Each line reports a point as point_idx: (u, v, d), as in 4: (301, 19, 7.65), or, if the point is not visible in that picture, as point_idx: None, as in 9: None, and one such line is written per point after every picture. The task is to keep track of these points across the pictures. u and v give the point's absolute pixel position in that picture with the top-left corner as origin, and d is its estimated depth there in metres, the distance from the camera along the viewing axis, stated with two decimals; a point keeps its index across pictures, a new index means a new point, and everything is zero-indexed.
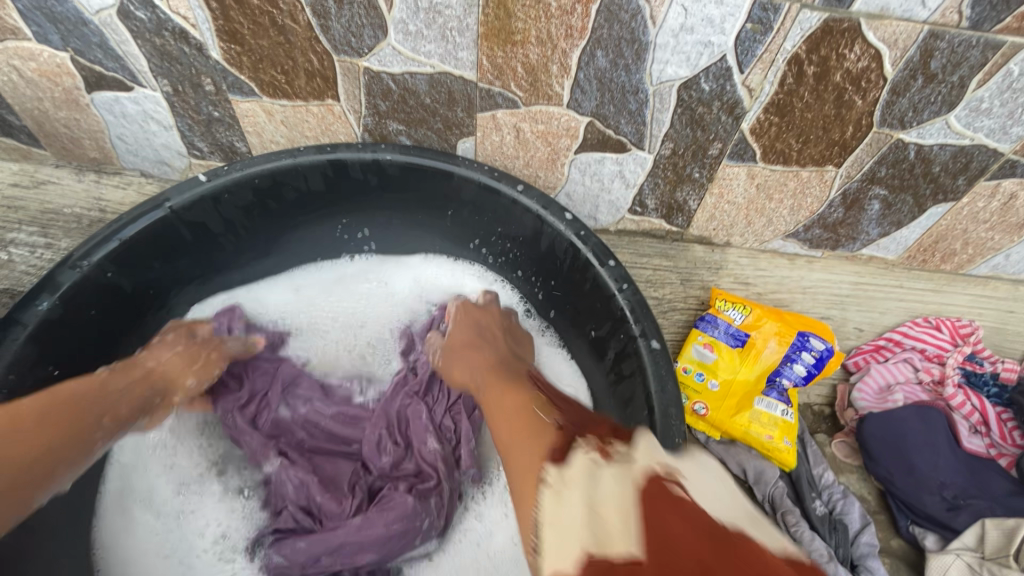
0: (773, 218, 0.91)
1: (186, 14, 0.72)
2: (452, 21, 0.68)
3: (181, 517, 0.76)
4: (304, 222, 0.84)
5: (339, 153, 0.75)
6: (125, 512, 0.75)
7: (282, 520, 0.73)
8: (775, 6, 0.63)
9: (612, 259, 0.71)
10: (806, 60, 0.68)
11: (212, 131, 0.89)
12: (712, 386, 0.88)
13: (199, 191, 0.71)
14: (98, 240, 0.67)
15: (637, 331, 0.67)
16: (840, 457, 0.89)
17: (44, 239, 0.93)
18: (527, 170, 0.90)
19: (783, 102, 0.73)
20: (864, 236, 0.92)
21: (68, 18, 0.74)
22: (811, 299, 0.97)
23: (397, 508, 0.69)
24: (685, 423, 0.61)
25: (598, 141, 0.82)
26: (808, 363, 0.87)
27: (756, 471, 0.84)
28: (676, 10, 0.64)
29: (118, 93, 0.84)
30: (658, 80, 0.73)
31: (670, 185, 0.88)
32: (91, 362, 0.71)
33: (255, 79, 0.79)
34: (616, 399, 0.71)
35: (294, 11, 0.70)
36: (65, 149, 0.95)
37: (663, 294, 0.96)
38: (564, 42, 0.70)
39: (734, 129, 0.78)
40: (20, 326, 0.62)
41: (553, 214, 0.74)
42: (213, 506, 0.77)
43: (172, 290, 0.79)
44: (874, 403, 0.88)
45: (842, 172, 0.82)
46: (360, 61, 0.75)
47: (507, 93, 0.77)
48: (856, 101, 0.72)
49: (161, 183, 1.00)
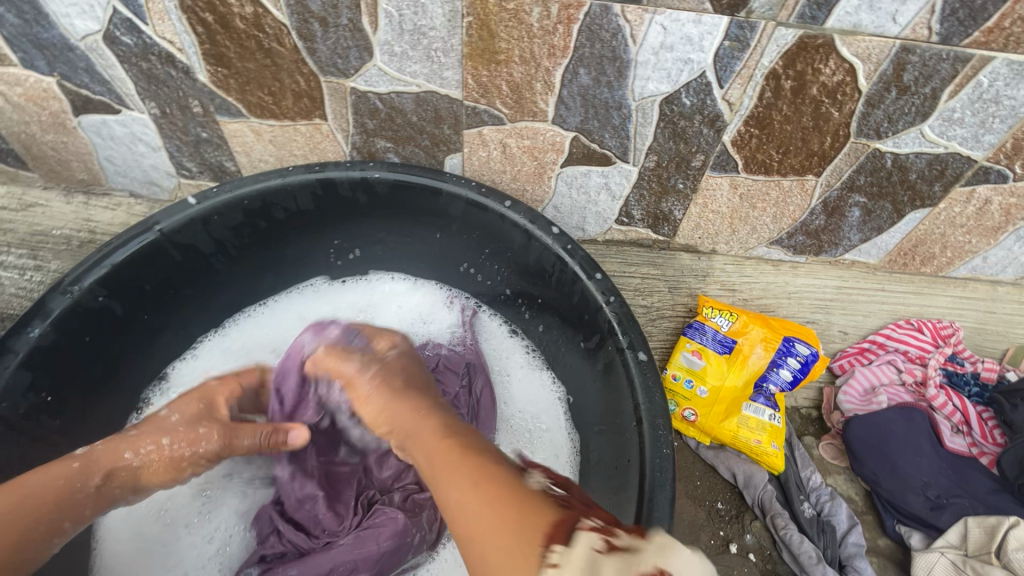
0: (757, 226, 0.93)
1: (172, 39, 0.72)
2: (436, 42, 0.70)
3: (188, 527, 0.77)
4: (296, 242, 0.85)
5: (327, 172, 0.76)
6: (135, 521, 0.76)
7: (269, 546, 0.74)
8: (751, 24, 0.64)
9: (598, 272, 0.72)
10: (783, 74, 0.69)
11: (201, 151, 0.89)
12: (701, 393, 0.89)
13: (188, 214, 0.72)
14: (89, 264, 0.67)
15: (624, 342, 0.68)
16: (828, 459, 0.90)
17: (33, 261, 0.93)
18: (515, 184, 0.91)
19: (762, 115, 0.75)
20: (845, 242, 0.94)
21: (54, 44, 0.74)
22: (796, 304, 0.99)
23: (389, 525, 0.72)
24: (672, 433, 0.62)
25: (584, 155, 0.83)
26: (794, 368, 0.89)
27: (745, 475, 0.85)
28: (656, 29, 0.66)
29: (105, 116, 0.84)
30: (640, 96, 0.74)
31: (655, 196, 0.89)
32: (87, 386, 0.72)
33: (242, 100, 0.80)
34: (606, 408, 0.72)
35: (280, 35, 0.71)
36: (53, 171, 0.95)
37: (652, 302, 0.97)
38: (547, 60, 0.71)
39: (716, 142, 0.79)
40: (12, 354, 0.62)
41: (540, 228, 0.75)
42: (220, 516, 0.78)
43: (167, 316, 0.79)
44: (859, 405, 0.90)
45: (822, 181, 0.84)
46: (347, 82, 0.76)
47: (493, 110, 0.78)
48: (833, 113, 0.73)
49: (151, 203, 1.00)
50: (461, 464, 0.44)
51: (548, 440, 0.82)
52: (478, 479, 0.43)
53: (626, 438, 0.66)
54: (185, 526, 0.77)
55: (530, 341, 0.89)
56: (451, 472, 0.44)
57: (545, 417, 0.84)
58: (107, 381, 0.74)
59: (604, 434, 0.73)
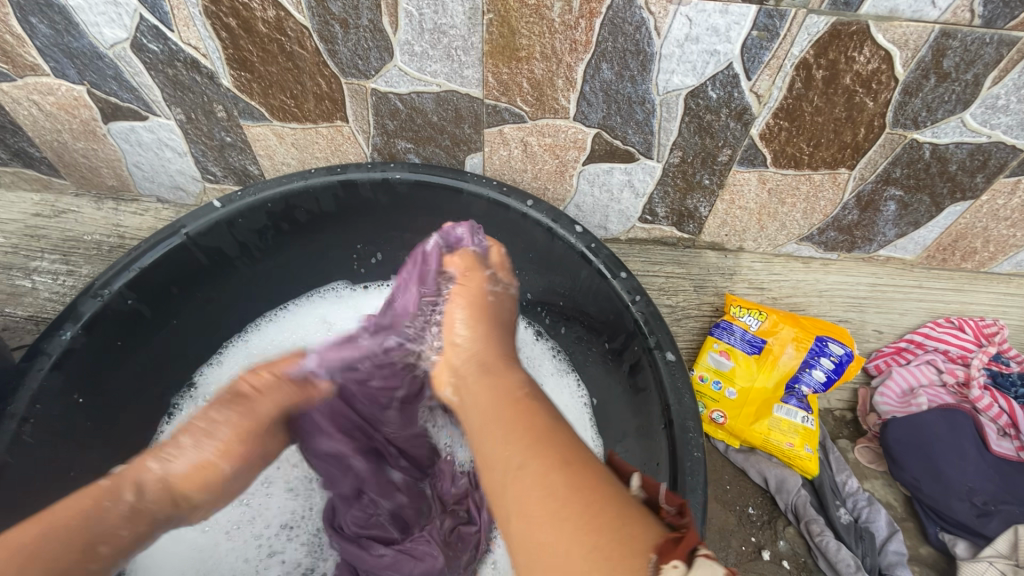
0: (786, 222, 0.90)
1: (197, 45, 0.73)
2: (456, 40, 0.69)
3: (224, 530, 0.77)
4: (319, 245, 0.85)
5: (349, 174, 0.76)
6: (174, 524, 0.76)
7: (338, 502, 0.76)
8: (780, 12, 0.62)
9: (623, 271, 0.71)
10: (815, 64, 0.67)
11: (226, 156, 0.91)
12: (729, 395, 0.87)
13: (214, 217, 0.73)
14: (118, 268, 0.68)
15: (652, 342, 0.66)
16: (864, 463, 0.87)
17: (66, 266, 0.95)
18: (536, 183, 0.90)
19: (793, 107, 0.72)
20: (880, 238, 0.91)
21: (84, 53, 0.76)
22: (828, 303, 0.95)
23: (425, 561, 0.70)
24: (703, 435, 0.60)
25: (606, 152, 0.82)
26: (828, 368, 0.85)
27: (777, 479, 0.82)
28: (680, 21, 0.64)
29: (133, 123, 0.86)
30: (665, 90, 0.72)
31: (680, 192, 0.87)
32: (118, 388, 0.73)
33: (265, 104, 0.81)
34: (634, 411, 0.70)
35: (302, 38, 0.71)
36: (84, 178, 0.97)
37: (677, 301, 0.95)
38: (569, 56, 0.70)
39: (744, 136, 0.77)
40: (45, 356, 0.63)
41: (563, 226, 0.74)
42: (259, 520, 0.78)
43: (195, 319, 0.80)
44: (897, 407, 0.86)
45: (856, 174, 0.81)
46: (367, 83, 0.76)
47: (514, 108, 0.77)
48: (867, 103, 0.71)
49: (177, 208, 1.02)
50: (544, 456, 0.43)
51: None
52: (558, 469, 0.42)
53: (655, 442, 0.65)
54: (225, 531, 0.77)
55: (556, 345, 0.87)
56: (532, 461, 0.43)
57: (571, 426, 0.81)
58: (137, 383, 0.76)
59: (631, 437, 0.71)
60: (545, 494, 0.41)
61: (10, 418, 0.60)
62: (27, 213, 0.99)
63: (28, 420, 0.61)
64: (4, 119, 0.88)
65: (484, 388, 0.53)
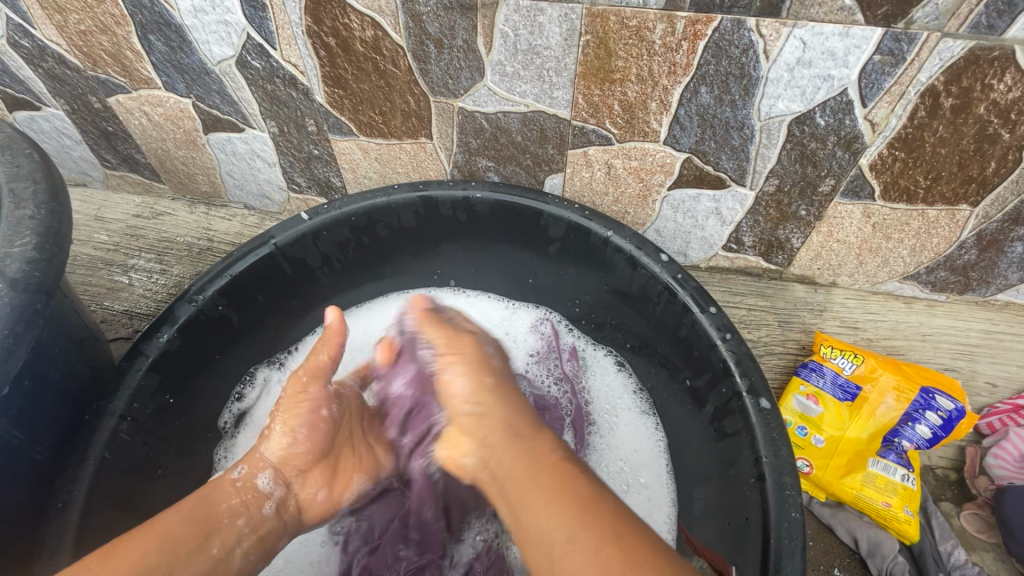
0: (890, 259, 0.83)
1: (297, 63, 0.76)
2: (550, 61, 0.68)
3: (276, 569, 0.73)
4: (396, 260, 0.85)
5: (431, 191, 0.76)
6: None
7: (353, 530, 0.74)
8: (910, 36, 0.57)
9: (713, 306, 0.67)
10: (944, 91, 0.61)
11: (311, 168, 0.93)
12: (816, 442, 0.80)
13: (301, 229, 0.75)
14: (212, 275, 0.71)
15: (744, 385, 0.62)
16: (970, 531, 0.77)
17: (159, 265, 1.00)
18: (616, 207, 0.87)
19: (912, 136, 0.66)
20: (999, 281, 0.82)
21: (193, 68, 0.80)
22: (932, 348, 0.87)
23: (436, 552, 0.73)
24: (802, 494, 0.55)
25: (695, 178, 0.78)
26: (933, 424, 0.77)
27: (870, 542, 0.74)
28: (794, 44, 0.60)
29: (231, 134, 0.90)
30: (767, 115, 0.68)
31: (772, 223, 0.82)
32: (206, 396, 0.76)
33: (354, 120, 0.83)
34: (717, 457, 0.66)
35: (396, 57, 0.72)
36: (181, 183, 1.03)
37: (760, 336, 0.89)
38: (666, 79, 0.67)
39: (851, 165, 0.71)
40: (143, 356, 0.66)
41: (647, 254, 0.71)
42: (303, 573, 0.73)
43: (276, 327, 0.82)
44: (1015, 473, 0.76)
45: (979, 211, 0.73)
46: (455, 102, 0.76)
47: (602, 130, 0.75)
48: (1002, 135, 0.64)
49: (262, 215, 1.06)
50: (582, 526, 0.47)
51: (647, 494, 0.75)
52: (563, 505, 0.49)
53: (743, 495, 0.60)
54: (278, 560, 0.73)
55: (639, 380, 0.82)
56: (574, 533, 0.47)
57: (643, 468, 0.77)
58: (233, 395, 0.81)
59: (715, 487, 0.66)
60: (574, 550, 0.46)
61: (111, 415, 0.63)
62: (129, 214, 1.06)
63: (125, 417, 0.64)
64: (117, 127, 0.94)
65: (513, 454, 0.55)
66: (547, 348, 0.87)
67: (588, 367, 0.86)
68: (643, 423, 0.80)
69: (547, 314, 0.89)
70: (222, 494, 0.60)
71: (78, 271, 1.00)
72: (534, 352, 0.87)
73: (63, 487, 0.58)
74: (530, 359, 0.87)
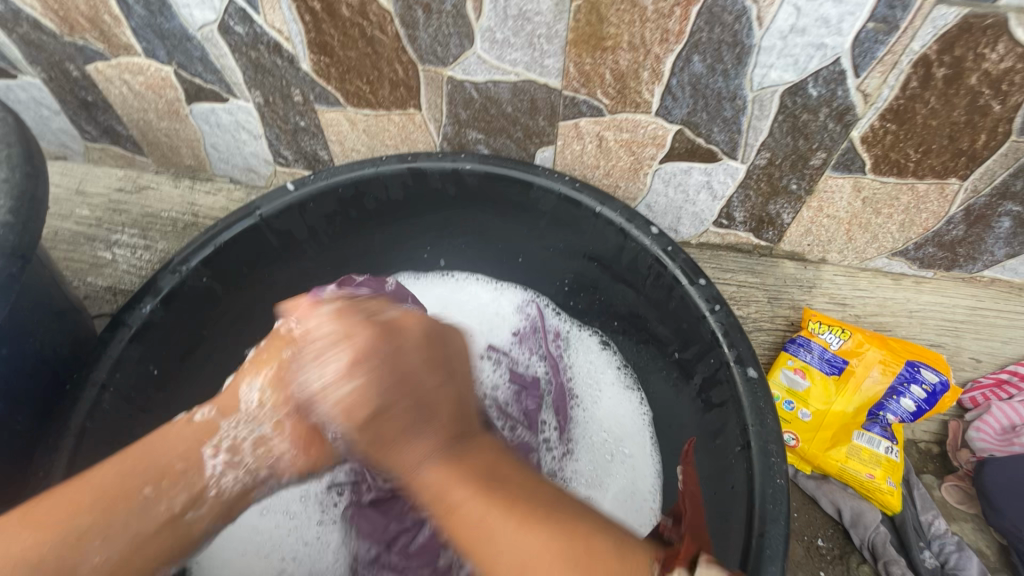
0: (879, 234, 0.84)
1: (281, 28, 0.74)
2: (541, 27, 0.66)
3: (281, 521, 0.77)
4: (384, 234, 0.84)
5: (419, 162, 0.75)
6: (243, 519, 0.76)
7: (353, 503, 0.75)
8: (904, 2, 0.56)
9: (703, 277, 0.66)
10: (937, 61, 0.60)
11: (298, 140, 0.91)
12: (803, 416, 0.81)
13: (287, 199, 0.73)
14: (196, 245, 0.70)
15: (731, 355, 0.62)
16: (951, 502, 0.78)
17: (144, 240, 0.98)
18: (607, 181, 0.86)
19: (903, 108, 0.66)
20: (987, 257, 0.83)
21: (174, 34, 0.78)
22: (918, 324, 0.87)
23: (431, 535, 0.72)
24: (786, 462, 0.56)
25: (686, 151, 0.78)
26: (918, 398, 0.78)
27: (853, 512, 0.76)
28: (787, 10, 0.59)
29: (214, 104, 0.88)
30: (759, 86, 0.68)
31: (763, 197, 0.82)
32: (192, 370, 0.76)
33: (341, 89, 0.81)
34: (704, 427, 0.66)
35: (383, 23, 0.70)
36: (165, 157, 1.01)
37: (748, 312, 0.90)
38: (659, 47, 0.66)
39: (842, 138, 0.71)
40: (125, 327, 0.65)
41: (637, 227, 0.71)
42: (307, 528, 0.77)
43: (261, 301, 0.81)
44: (996, 445, 0.77)
45: (968, 186, 0.73)
46: (445, 70, 0.75)
47: (593, 101, 0.74)
48: (993, 106, 0.64)
49: (248, 189, 1.04)
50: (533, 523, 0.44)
51: (630, 463, 0.77)
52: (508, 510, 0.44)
53: (729, 464, 0.60)
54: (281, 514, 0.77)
55: (626, 357, 0.83)
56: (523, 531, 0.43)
57: (628, 439, 0.78)
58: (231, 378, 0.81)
59: (700, 458, 0.67)
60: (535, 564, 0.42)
61: (91, 385, 0.62)
62: (111, 188, 1.04)
63: (107, 388, 0.63)
64: (96, 97, 0.92)
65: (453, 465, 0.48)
66: (533, 325, 0.88)
67: (574, 346, 0.87)
68: (627, 397, 0.81)
69: (534, 296, 0.90)
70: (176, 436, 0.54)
71: (60, 246, 0.98)
72: (517, 329, 0.88)
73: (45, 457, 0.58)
74: (518, 336, 0.87)
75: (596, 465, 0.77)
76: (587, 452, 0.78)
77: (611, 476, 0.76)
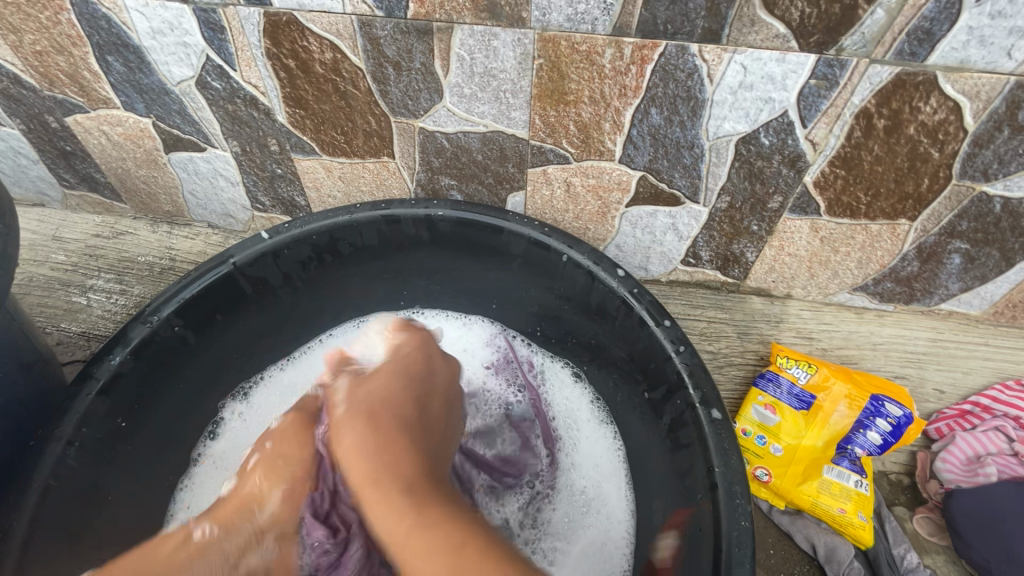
0: (839, 271, 0.87)
1: (257, 83, 0.76)
2: (506, 83, 0.70)
3: None
4: (360, 277, 0.85)
5: (393, 210, 0.77)
6: None
7: None
8: (841, 62, 0.60)
9: (667, 319, 0.68)
10: (876, 113, 0.64)
11: (275, 186, 0.93)
12: (775, 451, 0.82)
13: (261, 248, 0.74)
14: (168, 295, 0.70)
15: (697, 397, 0.63)
16: (923, 534, 0.79)
17: (119, 285, 0.98)
18: (577, 223, 0.89)
19: (850, 155, 0.70)
20: (942, 291, 0.87)
21: (153, 89, 0.80)
22: (882, 357, 0.90)
23: None
24: (752, 502, 0.57)
25: (650, 195, 0.81)
26: (883, 430, 0.79)
27: (827, 547, 0.76)
28: (735, 68, 0.63)
29: (193, 153, 0.90)
30: (715, 135, 0.71)
31: (726, 237, 0.85)
32: (161, 421, 0.75)
33: (316, 139, 0.83)
34: (673, 467, 0.67)
35: (356, 79, 0.73)
36: (143, 203, 1.02)
37: (719, 347, 0.91)
38: (618, 101, 0.69)
39: (796, 182, 0.75)
40: (94, 380, 0.65)
41: (604, 269, 0.73)
42: None
43: (233, 347, 0.81)
44: (962, 476, 0.79)
45: (917, 225, 0.77)
46: (416, 122, 0.78)
47: (559, 149, 0.77)
48: (932, 153, 0.67)
49: (226, 233, 1.05)
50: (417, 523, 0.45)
51: (605, 510, 0.76)
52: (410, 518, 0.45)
53: (698, 506, 0.61)
54: None
55: (599, 395, 0.84)
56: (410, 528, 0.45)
57: (604, 482, 0.78)
58: (206, 434, 0.81)
59: (671, 499, 0.67)
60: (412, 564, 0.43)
61: (57, 440, 0.61)
62: (88, 234, 1.04)
63: (73, 443, 0.62)
64: (75, 147, 0.93)
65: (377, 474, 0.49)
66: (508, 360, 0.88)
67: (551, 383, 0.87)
68: (601, 434, 0.81)
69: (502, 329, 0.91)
70: (172, 551, 0.51)
71: (33, 293, 0.97)
72: (491, 363, 0.88)
73: (4, 518, 0.57)
74: (492, 369, 0.88)
75: (570, 515, 0.76)
76: (565, 500, 0.77)
77: (583, 525, 0.75)
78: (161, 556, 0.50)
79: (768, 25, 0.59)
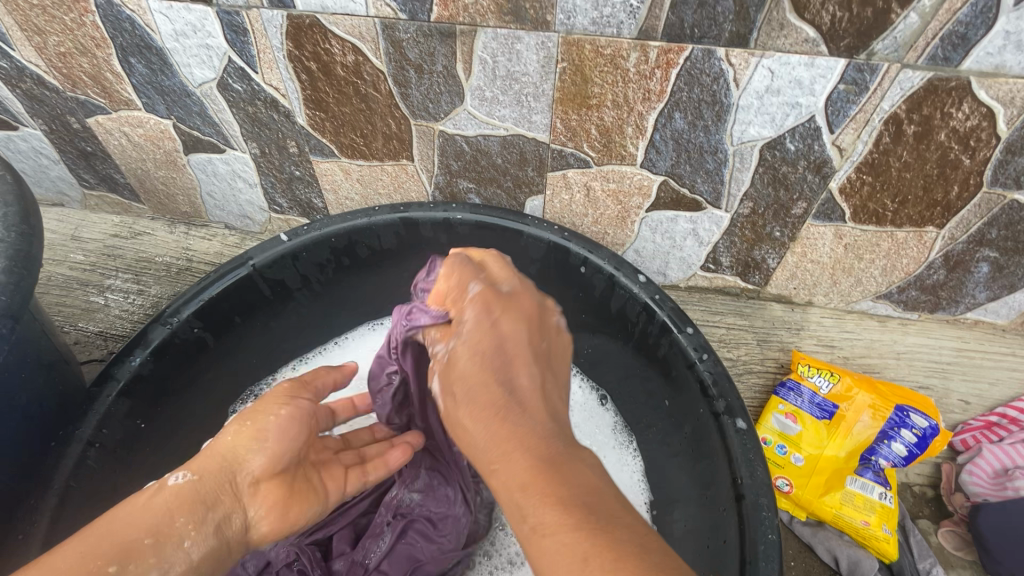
0: (862, 278, 0.86)
1: (278, 86, 0.76)
2: (529, 87, 0.69)
3: None
4: (377, 279, 0.85)
5: (411, 213, 0.77)
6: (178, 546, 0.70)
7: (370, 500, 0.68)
8: (872, 66, 0.59)
9: (690, 326, 0.67)
10: (906, 119, 0.63)
11: (293, 189, 0.93)
12: (796, 461, 0.81)
13: (280, 250, 0.74)
14: (188, 296, 0.70)
15: (721, 406, 0.62)
16: (948, 548, 0.77)
17: (137, 285, 0.98)
18: (596, 228, 0.88)
19: (878, 161, 0.69)
20: (968, 300, 0.85)
21: (174, 90, 0.80)
22: (906, 367, 0.88)
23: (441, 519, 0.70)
24: (778, 514, 0.56)
25: (672, 200, 0.80)
26: (908, 441, 0.78)
27: (850, 560, 0.73)
28: (762, 73, 0.62)
29: (212, 155, 0.90)
30: (739, 140, 0.70)
31: (747, 243, 0.84)
32: (178, 423, 0.74)
33: (336, 141, 0.83)
34: (696, 476, 0.66)
35: (377, 82, 0.73)
36: (161, 204, 1.03)
37: (739, 355, 0.90)
38: (641, 105, 0.68)
39: (821, 189, 0.73)
40: (113, 381, 0.65)
41: (625, 275, 0.72)
42: None
43: (251, 350, 0.81)
44: (990, 490, 0.76)
45: (945, 233, 0.75)
46: (436, 125, 0.78)
47: (580, 153, 0.76)
48: (963, 160, 0.66)
49: (243, 235, 1.05)
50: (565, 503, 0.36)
51: None
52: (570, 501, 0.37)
53: (722, 516, 0.60)
54: None
55: (620, 404, 0.82)
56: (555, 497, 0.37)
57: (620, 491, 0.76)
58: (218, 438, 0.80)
59: (694, 509, 0.66)
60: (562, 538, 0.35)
61: (78, 441, 0.61)
62: (106, 234, 1.05)
63: (93, 444, 0.62)
64: (95, 147, 0.93)
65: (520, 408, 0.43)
66: None
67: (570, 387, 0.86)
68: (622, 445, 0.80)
69: None
70: (143, 506, 0.47)
71: (52, 292, 0.97)
72: None
73: (25, 518, 0.57)
74: None
75: None
76: None
77: None
78: (128, 514, 0.47)
79: (797, 29, 0.58)
